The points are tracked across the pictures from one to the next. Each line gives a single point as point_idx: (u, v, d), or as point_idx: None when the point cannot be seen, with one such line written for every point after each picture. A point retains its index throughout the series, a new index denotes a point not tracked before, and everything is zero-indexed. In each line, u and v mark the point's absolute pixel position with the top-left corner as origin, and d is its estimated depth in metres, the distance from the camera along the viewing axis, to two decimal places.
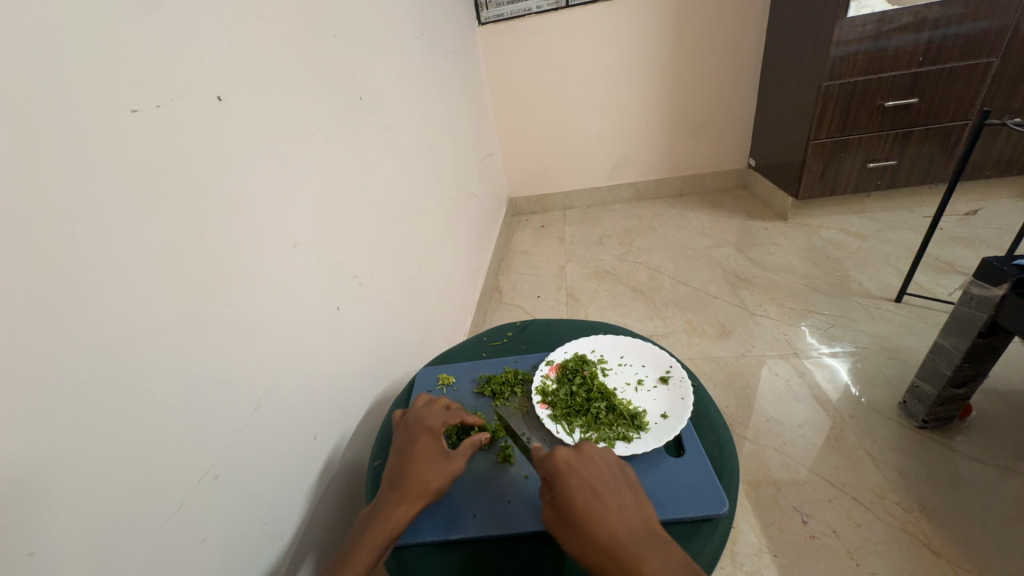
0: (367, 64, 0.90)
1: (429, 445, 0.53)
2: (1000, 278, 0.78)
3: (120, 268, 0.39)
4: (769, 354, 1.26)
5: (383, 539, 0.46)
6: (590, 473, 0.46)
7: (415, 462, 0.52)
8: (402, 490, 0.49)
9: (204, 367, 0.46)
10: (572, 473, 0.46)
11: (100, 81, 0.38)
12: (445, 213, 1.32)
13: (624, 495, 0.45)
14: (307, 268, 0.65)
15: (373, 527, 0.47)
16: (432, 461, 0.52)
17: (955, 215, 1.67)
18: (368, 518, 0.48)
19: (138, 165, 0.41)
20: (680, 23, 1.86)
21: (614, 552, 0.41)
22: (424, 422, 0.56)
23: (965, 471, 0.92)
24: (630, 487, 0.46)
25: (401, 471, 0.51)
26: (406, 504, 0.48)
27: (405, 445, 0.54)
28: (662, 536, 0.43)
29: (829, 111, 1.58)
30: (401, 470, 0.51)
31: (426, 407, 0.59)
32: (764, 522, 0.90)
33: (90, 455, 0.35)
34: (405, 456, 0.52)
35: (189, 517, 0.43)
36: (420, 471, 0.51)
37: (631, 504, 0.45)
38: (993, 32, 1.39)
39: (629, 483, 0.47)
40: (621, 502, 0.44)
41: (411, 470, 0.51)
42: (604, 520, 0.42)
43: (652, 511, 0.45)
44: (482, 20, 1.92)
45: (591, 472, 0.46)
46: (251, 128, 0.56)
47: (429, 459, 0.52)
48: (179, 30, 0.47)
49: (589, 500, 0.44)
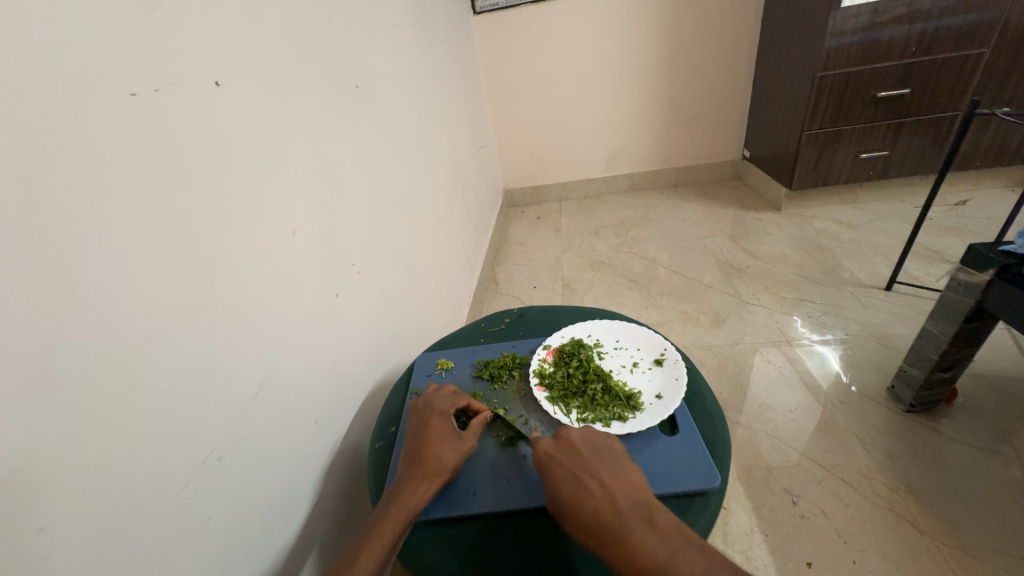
0: (363, 51, 0.89)
1: (443, 425, 0.55)
2: (986, 264, 0.80)
3: (123, 251, 0.39)
4: (761, 342, 1.28)
5: (407, 515, 0.47)
6: (573, 462, 0.48)
7: (430, 442, 0.53)
8: (421, 467, 0.51)
9: (206, 350, 0.47)
10: (553, 464, 0.48)
11: (98, 64, 0.38)
12: (441, 203, 1.32)
13: (609, 472, 0.47)
14: (306, 255, 0.65)
15: (396, 502, 0.48)
16: (446, 440, 0.53)
17: (945, 205, 1.70)
18: (389, 496, 0.49)
19: (137, 148, 0.41)
20: (676, 12, 1.85)
21: (599, 529, 0.43)
22: (434, 404, 0.57)
23: (949, 452, 0.95)
24: (615, 463, 0.48)
25: (417, 451, 0.52)
26: (428, 482, 0.50)
27: (418, 427, 0.55)
28: (648, 505, 0.44)
29: (823, 102, 1.58)
30: (417, 450, 0.53)
31: (435, 392, 0.61)
32: (755, 503, 0.92)
33: (97, 434, 0.36)
34: (418, 436, 0.54)
35: (193, 497, 0.44)
36: (435, 448, 0.52)
37: (614, 478, 0.46)
38: (985, 23, 1.41)
39: (616, 460, 0.49)
40: (603, 482, 0.46)
41: (427, 449, 0.52)
42: (587, 501, 0.44)
43: (640, 482, 0.46)
44: (477, 9, 1.91)
45: (573, 460, 0.48)
46: (248, 114, 0.56)
47: (443, 439, 0.53)
48: (175, 13, 0.46)
49: (571, 487, 0.46)
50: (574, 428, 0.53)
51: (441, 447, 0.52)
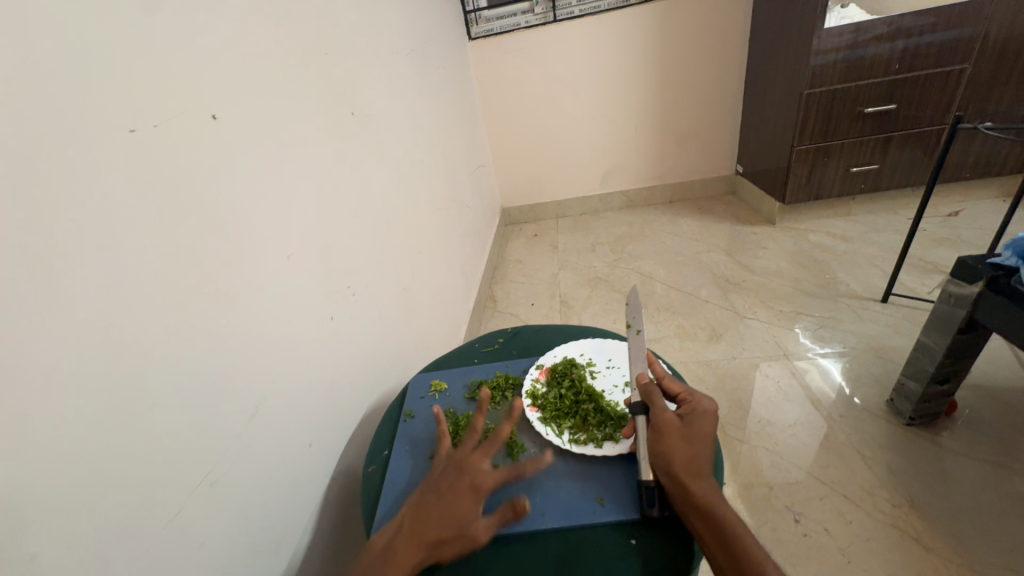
0: (360, 83, 0.93)
1: (466, 501, 0.47)
2: (976, 276, 0.81)
3: (118, 282, 0.40)
4: (760, 357, 1.28)
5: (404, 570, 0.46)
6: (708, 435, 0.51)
7: (441, 513, 0.47)
8: (421, 535, 0.46)
9: (202, 375, 0.47)
10: (702, 419, 0.52)
11: (99, 102, 0.40)
12: (438, 224, 1.34)
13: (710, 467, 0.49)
14: (301, 281, 0.67)
15: (386, 557, 0.45)
16: (462, 520, 0.47)
17: (938, 217, 1.71)
18: (381, 548, 0.46)
19: (133, 180, 0.42)
20: (664, 34, 1.91)
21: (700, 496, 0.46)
22: (471, 477, 0.49)
23: (954, 467, 0.93)
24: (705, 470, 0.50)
25: (425, 516, 0.47)
26: (423, 553, 0.45)
27: (440, 492, 0.48)
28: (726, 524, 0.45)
29: (811, 118, 1.62)
30: (425, 513, 0.47)
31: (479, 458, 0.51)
32: (758, 522, 0.91)
33: (91, 461, 0.37)
34: (435, 501, 0.48)
35: (186, 524, 0.44)
36: (445, 522, 0.46)
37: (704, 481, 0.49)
38: (965, 39, 1.45)
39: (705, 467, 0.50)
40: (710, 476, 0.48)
41: (439, 519, 0.46)
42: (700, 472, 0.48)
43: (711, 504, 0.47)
44: (471, 35, 1.97)
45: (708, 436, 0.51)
46: (245, 145, 0.58)
47: (459, 515, 0.47)
48: (172, 49, 0.48)
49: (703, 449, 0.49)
50: (700, 410, 0.53)
51: (451, 525, 0.46)
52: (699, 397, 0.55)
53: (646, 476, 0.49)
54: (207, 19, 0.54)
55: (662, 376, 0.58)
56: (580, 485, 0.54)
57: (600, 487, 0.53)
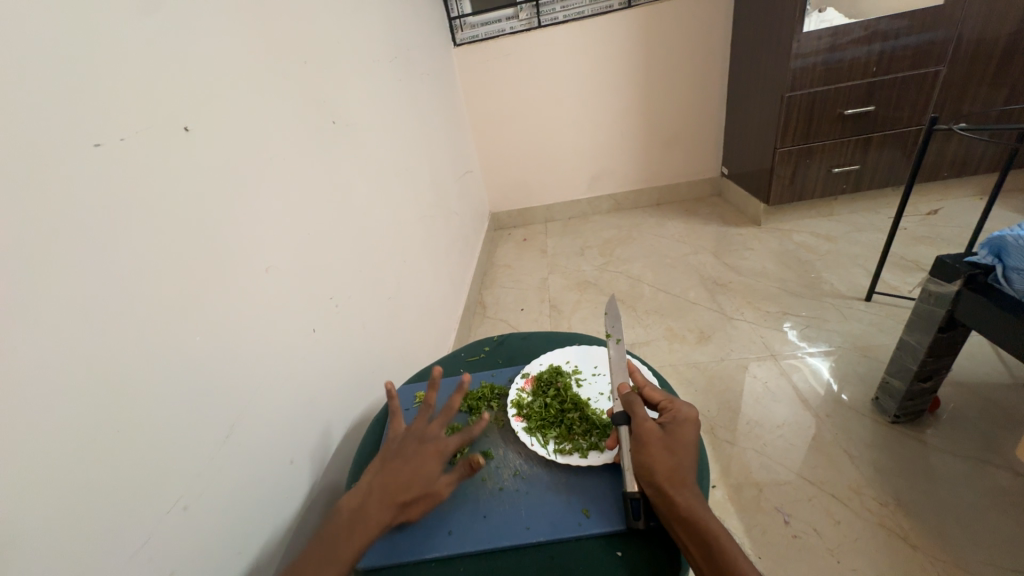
0: (341, 91, 0.92)
1: (430, 464, 0.50)
2: (954, 275, 0.82)
3: (79, 301, 0.39)
4: (747, 358, 1.29)
5: None
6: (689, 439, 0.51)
7: (406, 472, 0.49)
8: (389, 494, 0.47)
9: (173, 396, 0.46)
10: (681, 426, 0.52)
11: (61, 116, 0.39)
12: (425, 231, 1.34)
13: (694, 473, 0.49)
14: (280, 293, 0.65)
15: (358, 527, 0.45)
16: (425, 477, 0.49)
17: (917, 216, 1.75)
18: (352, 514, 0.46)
19: (97, 195, 0.41)
20: (648, 39, 1.93)
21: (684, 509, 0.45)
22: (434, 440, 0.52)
23: (938, 464, 0.94)
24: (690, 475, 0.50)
25: (392, 476, 0.49)
26: (388, 512, 0.47)
27: (405, 452, 0.51)
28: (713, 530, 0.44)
29: (793, 120, 1.64)
30: (392, 474, 0.49)
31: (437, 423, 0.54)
32: (748, 524, 0.91)
33: (51, 491, 0.35)
34: (401, 460, 0.50)
35: (156, 550, 0.42)
36: (411, 480, 0.49)
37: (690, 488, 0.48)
38: (939, 42, 1.48)
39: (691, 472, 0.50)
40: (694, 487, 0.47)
41: (404, 477, 0.49)
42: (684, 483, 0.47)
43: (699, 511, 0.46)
44: (457, 42, 1.98)
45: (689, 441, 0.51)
46: (220, 156, 0.57)
47: (423, 473, 0.49)
48: (139, 59, 0.47)
49: (685, 456, 0.49)
50: (679, 416, 0.53)
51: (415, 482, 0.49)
52: (680, 404, 0.55)
53: (630, 488, 0.49)
54: (180, 30, 0.53)
55: (643, 386, 0.58)
56: (566, 497, 0.53)
57: (586, 498, 0.53)
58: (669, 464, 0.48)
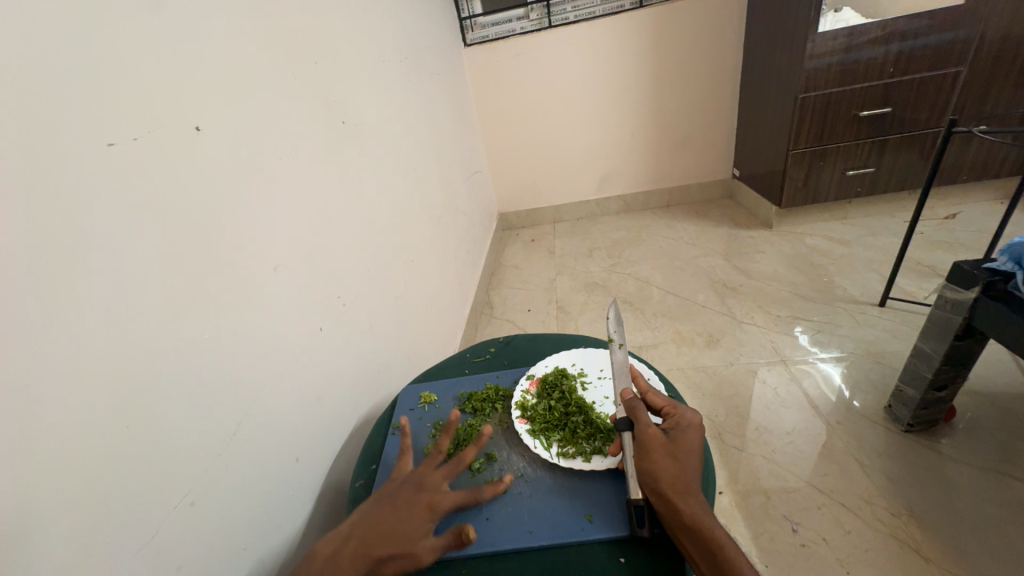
0: (352, 92, 0.93)
1: (421, 514, 0.45)
2: (972, 281, 0.80)
3: (92, 299, 0.39)
4: (757, 362, 1.27)
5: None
6: (693, 443, 0.51)
7: (394, 523, 0.44)
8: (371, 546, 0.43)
9: (181, 393, 0.46)
10: (685, 431, 0.51)
11: (75, 117, 0.39)
12: (433, 230, 1.34)
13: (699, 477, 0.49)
14: (289, 292, 0.66)
15: (334, 569, 0.42)
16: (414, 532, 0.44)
17: (934, 220, 1.71)
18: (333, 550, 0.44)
19: (109, 194, 0.41)
20: (659, 39, 1.91)
21: (690, 518, 0.45)
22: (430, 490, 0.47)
23: (953, 474, 0.92)
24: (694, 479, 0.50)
25: (379, 524, 0.44)
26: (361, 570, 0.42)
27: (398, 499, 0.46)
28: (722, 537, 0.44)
29: (807, 122, 1.61)
30: (380, 522, 0.45)
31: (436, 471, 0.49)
32: (755, 532, 0.89)
33: (62, 485, 0.36)
34: (391, 507, 0.46)
35: (164, 544, 0.43)
36: (399, 530, 0.44)
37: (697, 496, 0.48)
38: (959, 42, 1.44)
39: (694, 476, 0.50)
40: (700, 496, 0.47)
41: (392, 527, 0.44)
42: (689, 491, 0.47)
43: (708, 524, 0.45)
44: (467, 42, 1.98)
45: (692, 447, 0.50)
46: (230, 156, 0.57)
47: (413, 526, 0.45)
48: (152, 60, 0.48)
49: (689, 462, 0.49)
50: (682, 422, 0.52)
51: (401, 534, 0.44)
52: (683, 410, 0.54)
53: (635, 495, 0.48)
54: (192, 31, 0.53)
55: (647, 390, 0.58)
56: (569, 501, 0.53)
57: (590, 503, 0.52)
58: (674, 471, 0.48)
